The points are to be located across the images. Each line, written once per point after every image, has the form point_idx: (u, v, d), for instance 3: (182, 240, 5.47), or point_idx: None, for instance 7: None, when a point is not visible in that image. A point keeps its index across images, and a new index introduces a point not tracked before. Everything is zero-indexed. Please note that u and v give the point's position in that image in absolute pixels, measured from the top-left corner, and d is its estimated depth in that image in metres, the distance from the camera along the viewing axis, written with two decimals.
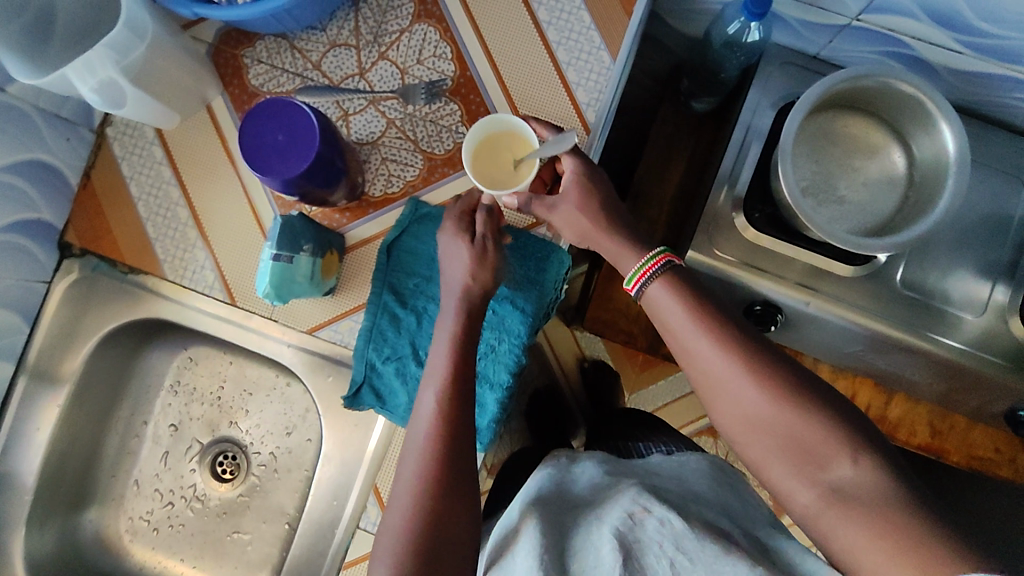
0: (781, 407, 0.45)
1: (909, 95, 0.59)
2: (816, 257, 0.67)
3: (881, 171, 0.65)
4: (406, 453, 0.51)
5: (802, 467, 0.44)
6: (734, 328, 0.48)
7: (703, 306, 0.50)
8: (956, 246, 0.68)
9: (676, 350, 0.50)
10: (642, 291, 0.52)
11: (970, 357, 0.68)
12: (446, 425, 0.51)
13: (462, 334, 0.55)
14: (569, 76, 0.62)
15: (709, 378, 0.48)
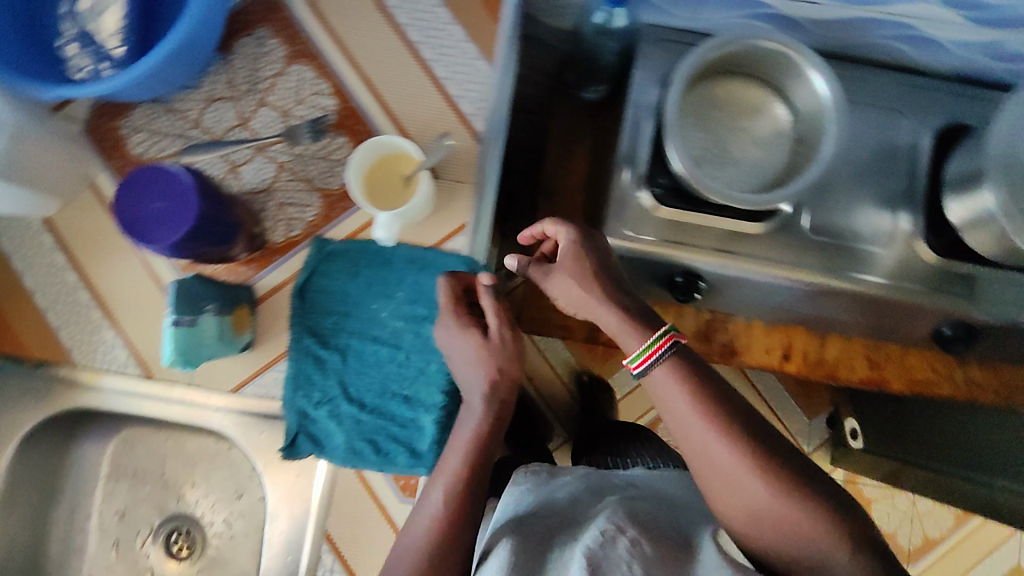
0: (781, 508, 0.51)
1: (776, 53, 0.61)
2: (726, 221, 0.68)
3: (770, 129, 0.67)
4: (414, 519, 0.61)
5: (771, 526, 0.51)
6: (736, 420, 0.53)
7: (708, 389, 0.54)
8: (853, 184, 0.70)
9: (674, 424, 0.55)
10: (644, 370, 0.56)
11: (888, 289, 0.70)
12: (450, 511, 0.60)
13: (476, 435, 0.64)
14: (452, 90, 0.72)
15: (711, 462, 0.53)
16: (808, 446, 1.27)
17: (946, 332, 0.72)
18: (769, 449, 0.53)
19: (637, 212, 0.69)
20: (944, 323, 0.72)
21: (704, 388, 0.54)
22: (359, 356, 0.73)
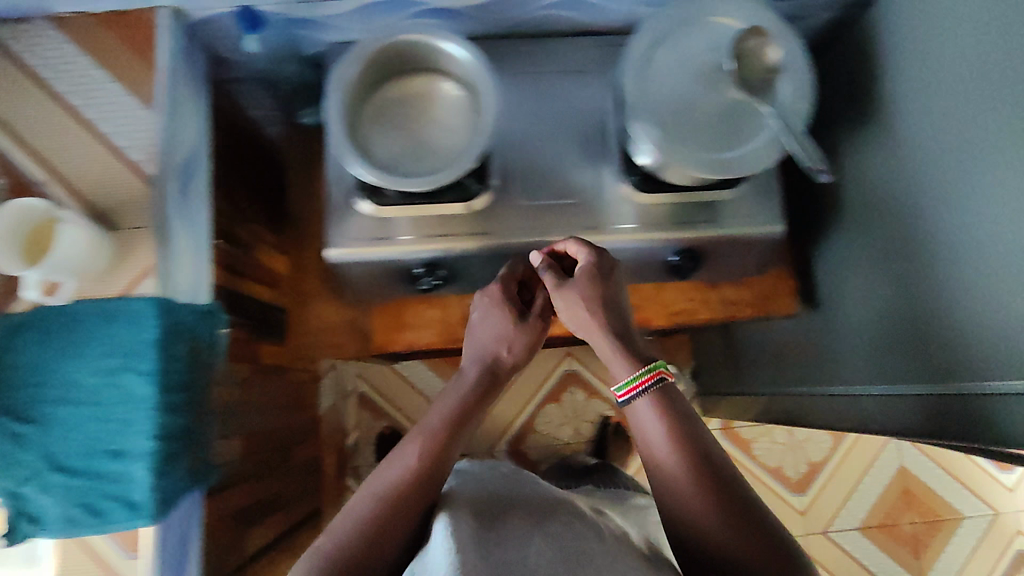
0: (726, 534, 0.47)
1: (415, 45, 0.63)
2: (440, 207, 0.69)
3: (455, 113, 0.68)
4: (363, 491, 0.52)
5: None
6: (716, 458, 0.51)
7: (684, 429, 0.52)
8: (556, 148, 0.73)
9: (642, 453, 0.54)
10: (629, 399, 0.55)
11: (622, 233, 0.72)
12: (423, 466, 0.53)
13: (453, 418, 0.59)
14: (117, 144, 0.61)
15: (670, 485, 0.50)
16: None
17: (678, 258, 0.76)
18: (730, 486, 0.49)
19: (356, 219, 0.70)
20: (673, 252, 0.75)
21: (685, 423, 0.52)
22: (61, 425, 0.57)
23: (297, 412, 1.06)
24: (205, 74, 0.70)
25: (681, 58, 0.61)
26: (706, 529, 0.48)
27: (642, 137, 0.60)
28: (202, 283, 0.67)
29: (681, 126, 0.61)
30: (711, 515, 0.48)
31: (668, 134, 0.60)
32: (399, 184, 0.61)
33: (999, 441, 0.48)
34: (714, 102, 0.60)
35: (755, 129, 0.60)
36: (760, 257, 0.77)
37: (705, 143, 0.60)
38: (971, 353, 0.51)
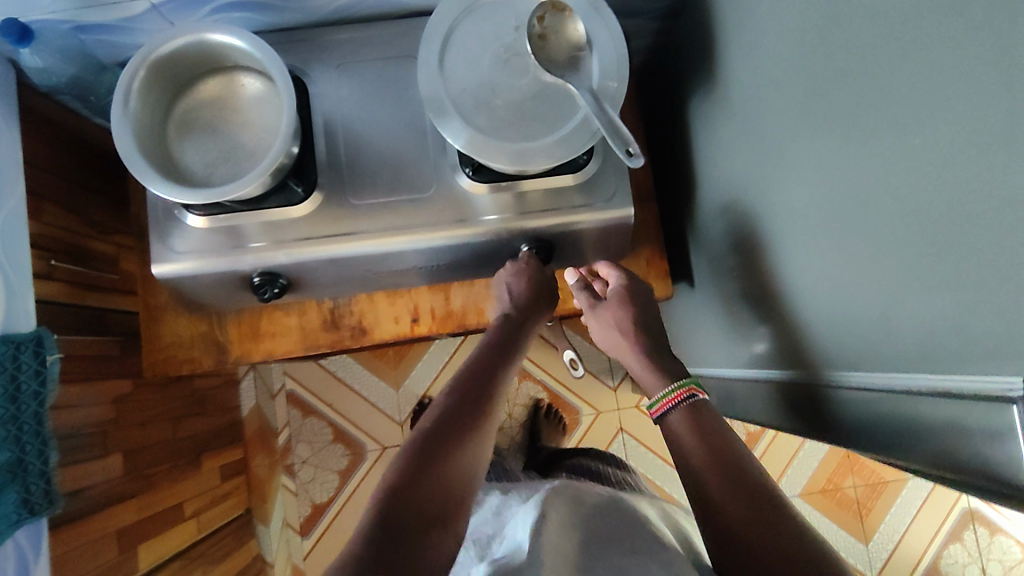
0: (731, 509, 0.52)
1: (196, 46, 0.61)
2: (267, 213, 0.66)
3: (266, 107, 0.65)
4: (432, 432, 0.55)
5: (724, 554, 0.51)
6: (724, 457, 0.56)
7: (708, 432, 0.59)
8: (389, 138, 0.69)
9: (682, 472, 0.58)
10: (664, 414, 0.63)
11: (473, 229, 0.68)
12: (443, 427, 0.56)
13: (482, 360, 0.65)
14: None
15: (693, 475, 0.56)
16: (612, 380, 1.28)
17: (529, 249, 0.71)
18: (744, 468, 0.55)
19: (189, 232, 0.68)
20: (524, 242, 0.71)
21: (708, 426, 0.59)
22: None
23: (206, 417, 1.08)
24: (11, 83, 0.70)
25: (486, 43, 0.61)
26: (724, 507, 0.52)
27: (452, 124, 0.59)
28: (29, 309, 0.67)
29: (493, 113, 0.60)
30: (726, 495, 0.53)
31: (480, 122, 0.59)
32: (207, 197, 0.59)
33: (890, 459, 0.51)
34: (522, 87, 0.60)
35: (568, 113, 0.60)
36: (620, 239, 0.74)
37: (517, 131, 0.59)
38: (860, 357, 0.51)
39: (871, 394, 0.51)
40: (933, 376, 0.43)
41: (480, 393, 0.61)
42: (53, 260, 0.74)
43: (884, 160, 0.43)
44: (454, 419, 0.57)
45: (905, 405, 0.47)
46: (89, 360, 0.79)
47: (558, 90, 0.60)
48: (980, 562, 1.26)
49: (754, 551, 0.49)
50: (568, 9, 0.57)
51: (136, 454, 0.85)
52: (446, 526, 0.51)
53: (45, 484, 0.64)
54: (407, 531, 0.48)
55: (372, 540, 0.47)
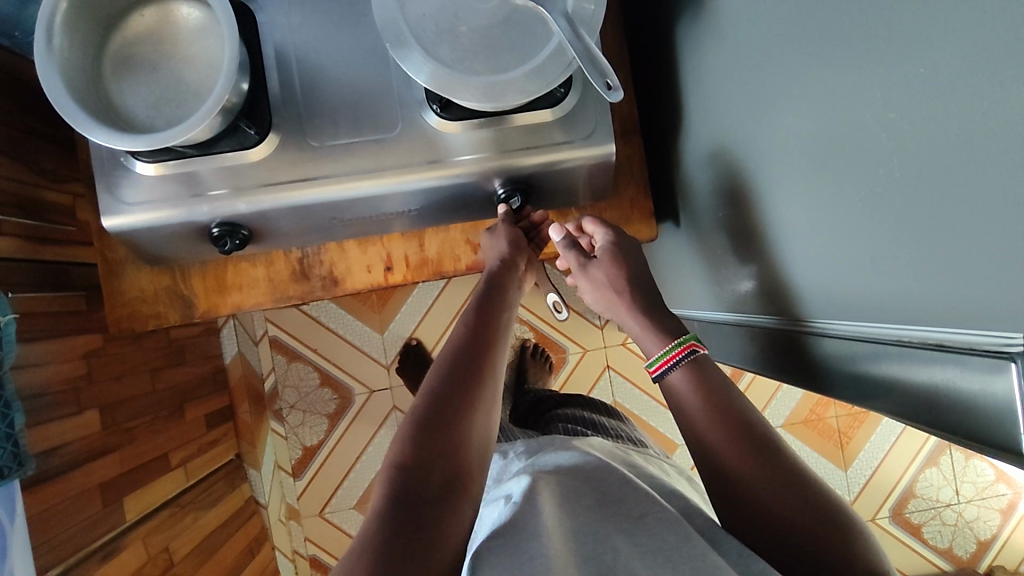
0: (738, 469, 0.52)
1: None
2: (219, 158, 0.61)
3: (206, 37, 0.58)
4: (433, 400, 0.53)
5: (732, 505, 0.52)
6: (732, 416, 0.55)
7: (710, 386, 0.57)
8: (350, 74, 0.63)
9: (688, 431, 0.57)
10: (663, 375, 0.60)
11: (446, 173, 0.64)
12: (445, 395, 0.53)
13: (478, 319, 0.61)
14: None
15: (698, 433, 0.56)
16: (598, 319, 1.27)
17: (506, 192, 0.67)
18: (748, 422, 0.55)
19: (138, 181, 0.63)
20: (500, 184, 0.67)
21: (711, 382, 0.57)
22: None
23: (186, 366, 1.06)
24: None
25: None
26: (730, 464, 0.53)
27: (412, 54, 0.53)
28: None
29: (458, 43, 0.55)
30: (733, 454, 0.53)
31: (443, 53, 0.54)
32: (153, 142, 0.54)
33: (866, 406, 0.50)
34: (489, 12, 0.55)
35: (539, 39, 0.55)
36: (601, 179, 0.70)
37: (485, 62, 0.55)
38: (847, 304, 0.49)
39: (858, 342, 0.49)
40: (924, 328, 0.41)
41: (480, 351, 0.58)
42: (1, 213, 0.69)
43: (880, 91, 0.39)
44: (458, 379, 0.55)
45: (890, 358, 0.46)
46: (50, 316, 0.76)
47: (528, 14, 0.55)
48: (954, 483, 1.30)
49: (764, 507, 0.51)
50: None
51: (113, 409, 0.84)
52: (460, 491, 0.50)
53: (13, 447, 0.62)
54: (422, 502, 0.48)
55: (391, 517, 0.47)
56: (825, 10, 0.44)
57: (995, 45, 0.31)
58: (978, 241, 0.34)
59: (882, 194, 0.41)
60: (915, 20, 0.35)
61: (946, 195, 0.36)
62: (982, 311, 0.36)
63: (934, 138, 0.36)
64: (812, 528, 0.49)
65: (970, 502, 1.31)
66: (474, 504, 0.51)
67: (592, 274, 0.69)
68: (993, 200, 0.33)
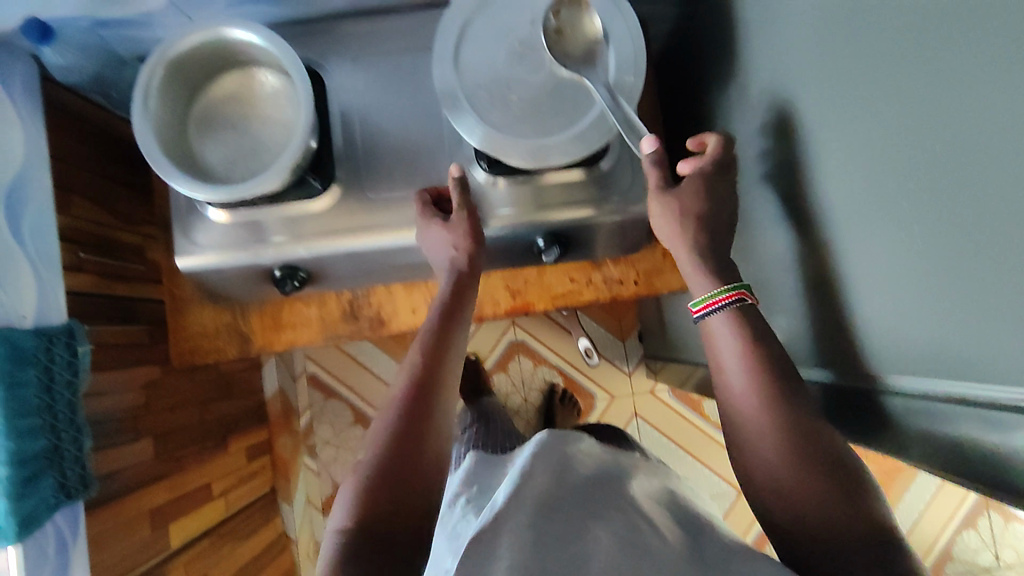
0: (774, 465, 0.51)
1: (213, 41, 0.61)
2: (285, 207, 0.67)
3: (282, 102, 0.65)
4: (393, 426, 0.55)
5: (773, 499, 0.50)
6: (774, 407, 0.52)
7: (771, 378, 0.53)
8: (406, 135, 0.69)
9: (731, 415, 0.55)
10: (704, 317, 0.58)
11: (491, 225, 0.68)
12: (405, 421, 0.55)
13: (442, 331, 0.62)
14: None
15: (739, 417, 0.54)
16: (627, 366, 1.29)
17: (544, 243, 0.71)
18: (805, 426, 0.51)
19: (211, 226, 0.69)
20: (541, 236, 0.71)
21: (762, 353, 0.54)
22: None
23: (231, 400, 1.11)
24: (36, 79, 0.69)
25: (501, 37, 0.61)
26: (766, 456, 0.51)
27: (467, 116, 0.59)
28: (60, 305, 0.69)
29: (509, 108, 0.60)
30: (770, 450, 0.51)
31: (496, 116, 0.60)
32: (235, 194, 0.60)
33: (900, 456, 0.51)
34: (537, 81, 0.61)
35: (581, 105, 0.60)
36: (633, 235, 0.73)
37: (534, 126, 0.60)
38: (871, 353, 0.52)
39: (885, 398, 0.51)
40: (948, 381, 0.44)
41: (440, 372, 0.59)
42: (82, 251, 0.76)
43: (898, 162, 0.43)
44: (420, 403, 0.56)
45: (914, 410, 0.48)
46: (118, 348, 0.81)
47: (573, 83, 0.61)
48: (994, 548, 1.26)
49: (795, 509, 0.49)
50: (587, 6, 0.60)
51: (166, 438, 0.88)
52: (425, 515, 0.52)
53: (80, 469, 0.67)
54: (386, 534, 0.50)
55: (355, 547, 0.49)
56: (847, 88, 0.48)
57: (997, 130, 0.34)
58: (1001, 303, 0.37)
59: (903, 254, 0.45)
60: (927, 103, 0.39)
61: (963, 258, 0.39)
62: (1004, 367, 0.38)
63: (947, 207, 0.39)
64: (843, 533, 0.46)
65: (1013, 569, 1.26)
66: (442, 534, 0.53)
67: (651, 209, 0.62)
68: (1004, 265, 0.36)
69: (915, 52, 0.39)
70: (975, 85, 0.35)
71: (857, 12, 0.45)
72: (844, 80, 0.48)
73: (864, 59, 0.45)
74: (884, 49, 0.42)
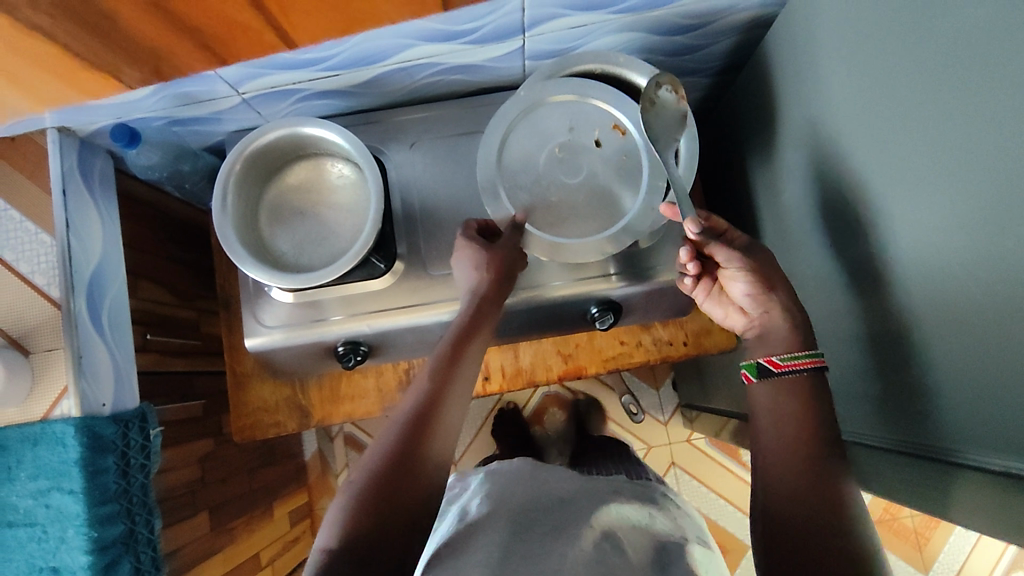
0: (793, 512, 0.49)
1: (286, 137, 0.65)
2: (349, 285, 0.70)
3: (349, 189, 0.68)
4: (394, 435, 0.54)
5: (784, 545, 0.47)
6: (815, 462, 0.51)
7: (816, 428, 0.53)
8: (462, 213, 0.72)
9: (765, 465, 0.53)
10: (791, 372, 0.55)
11: (544, 293, 0.70)
12: (406, 432, 0.54)
13: (452, 355, 0.60)
14: (5, 259, 0.64)
15: (770, 460, 0.53)
16: (663, 416, 1.30)
17: (597, 310, 0.72)
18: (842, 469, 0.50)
19: (277, 306, 0.72)
20: (593, 303, 0.72)
21: (819, 412, 0.54)
22: (32, 534, 0.61)
23: (275, 465, 1.12)
24: (111, 174, 0.73)
25: (544, 140, 0.66)
26: (788, 500, 0.50)
27: (507, 218, 0.65)
28: (132, 388, 0.71)
29: (549, 207, 0.66)
30: (793, 494, 0.50)
31: (536, 216, 0.66)
32: (307, 281, 0.62)
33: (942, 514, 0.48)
34: (576, 182, 0.66)
35: (616, 204, 0.66)
36: (681, 300, 0.75)
37: (572, 225, 0.65)
38: (894, 418, 0.53)
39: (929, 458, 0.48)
40: (1000, 448, 0.41)
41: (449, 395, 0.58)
42: (148, 332, 0.80)
43: (920, 249, 0.46)
44: (424, 421, 0.55)
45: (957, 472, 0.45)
46: (180, 424, 0.84)
47: (611, 185, 0.66)
48: None
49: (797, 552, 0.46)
50: (621, 127, 0.66)
51: (221, 510, 0.89)
52: (411, 521, 0.50)
53: (152, 551, 0.68)
54: (371, 547, 0.48)
55: (342, 557, 0.47)
56: (873, 175, 0.51)
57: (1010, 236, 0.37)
58: None
59: (925, 333, 0.47)
60: (943, 201, 0.42)
61: (981, 346, 0.41)
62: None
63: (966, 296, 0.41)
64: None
65: None
66: (421, 541, 0.50)
67: (729, 285, 0.60)
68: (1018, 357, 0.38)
69: (939, 150, 0.42)
70: (988, 191, 0.38)
71: (880, 108, 0.48)
72: (876, 166, 0.51)
73: (891, 149, 0.48)
74: (906, 146, 0.45)
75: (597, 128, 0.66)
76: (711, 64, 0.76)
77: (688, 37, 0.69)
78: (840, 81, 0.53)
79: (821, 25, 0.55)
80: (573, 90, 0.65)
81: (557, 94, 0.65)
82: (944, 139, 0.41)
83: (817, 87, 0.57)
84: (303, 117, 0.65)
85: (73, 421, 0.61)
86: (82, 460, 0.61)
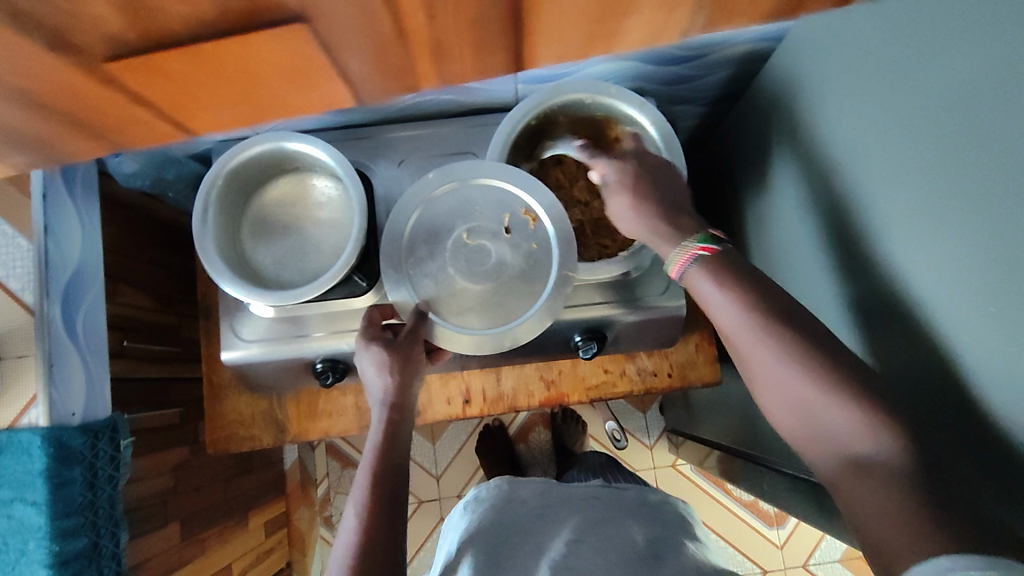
0: (808, 399, 0.43)
1: (269, 152, 0.64)
2: (331, 302, 0.68)
3: (333, 205, 0.68)
4: (362, 528, 0.51)
5: (833, 443, 0.42)
6: (785, 327, 0.45)
7: (766, 304, 0.46)
8: None
9: (742, 361, 0.48)
10: (684, 274, 0.51)
11: None
12: (371, 519, 0.52)
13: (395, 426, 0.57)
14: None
15: (748, 360, 0.47)
16: (648, 440, 1.29)
17: (581, 338, 0.71)
18: (794, 361, 0.44)
19: (256, 319, 0.71)
20: (577, 331, 0.71)
21: (733, 271, 0.48)
22: None
23: (253, 474, 1.10)
24: (94, 177, 0.72)
25: (449, 225, 0.63)
26: (796, 391, 0.44)
27: (410, 306, 0.61)
28: (105, 397, 0.70)
29: (453, 295, 0.62)
30: (795, 385, 0.44)
31: (440, 305, 0.61)
32: (285, 298, 0.61)
33: None
34: (486, 269, 0.62)
35: (535, 286, 0.62)
36: (666, 331, 0.74)
37: (476, 314, 0.61)
38: None
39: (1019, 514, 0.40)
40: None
41: (400, 466, 0.56)
42: (125, 338, 0.78)
43: (917, 299, 0.45)
44: (386, 501, 0.53)
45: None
46: (154, 432, 0.82)
47: (525, 270, 0.62)
48: None
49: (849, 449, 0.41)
50: (531, 212, 0.62)
51: (192, 520, 0.87)
52: None
53: (116, 565, 0.67)
54: None
55: None
56: (866, 221, 0.50)
57: (1009, 295, 0.37)
58: None
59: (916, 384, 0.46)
60: (942, 254, 0.42)
61: (967, 398, 0.41)
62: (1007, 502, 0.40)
63: (958, 351, 0.41)
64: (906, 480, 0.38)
65: None
66: None
67: (611, 207, 0.56)
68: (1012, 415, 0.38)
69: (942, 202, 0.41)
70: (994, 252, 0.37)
71: (873, 154, 0.48)
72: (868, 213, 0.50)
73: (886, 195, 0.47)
74: (901, 196, 0.45)
75: (506, 213, 0.63)
76: (705, 94, 0.76)
77: (682, 67, 0.68)
78: (835, 123, 0.53)
79: (818, 66, 0.54)
80: (459, 179, 0.63)
81: (444, 184, 0.64)
82: (940, 192, 0.41)
83: (809, 127, 0.57)
84: (289, 133, 0.64)
85: (40, 430, 0.60)
86: (47, 471, 0.60)
